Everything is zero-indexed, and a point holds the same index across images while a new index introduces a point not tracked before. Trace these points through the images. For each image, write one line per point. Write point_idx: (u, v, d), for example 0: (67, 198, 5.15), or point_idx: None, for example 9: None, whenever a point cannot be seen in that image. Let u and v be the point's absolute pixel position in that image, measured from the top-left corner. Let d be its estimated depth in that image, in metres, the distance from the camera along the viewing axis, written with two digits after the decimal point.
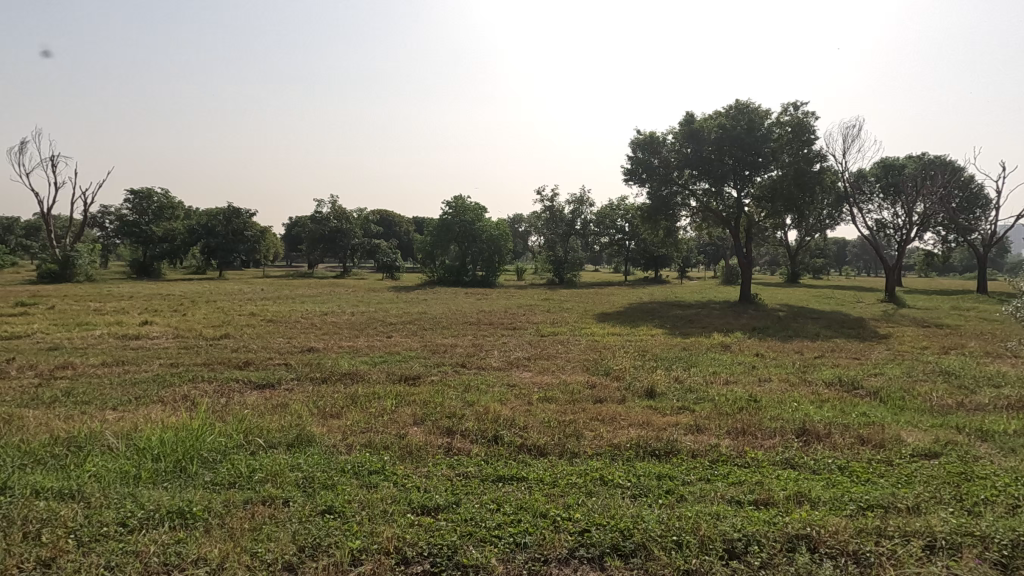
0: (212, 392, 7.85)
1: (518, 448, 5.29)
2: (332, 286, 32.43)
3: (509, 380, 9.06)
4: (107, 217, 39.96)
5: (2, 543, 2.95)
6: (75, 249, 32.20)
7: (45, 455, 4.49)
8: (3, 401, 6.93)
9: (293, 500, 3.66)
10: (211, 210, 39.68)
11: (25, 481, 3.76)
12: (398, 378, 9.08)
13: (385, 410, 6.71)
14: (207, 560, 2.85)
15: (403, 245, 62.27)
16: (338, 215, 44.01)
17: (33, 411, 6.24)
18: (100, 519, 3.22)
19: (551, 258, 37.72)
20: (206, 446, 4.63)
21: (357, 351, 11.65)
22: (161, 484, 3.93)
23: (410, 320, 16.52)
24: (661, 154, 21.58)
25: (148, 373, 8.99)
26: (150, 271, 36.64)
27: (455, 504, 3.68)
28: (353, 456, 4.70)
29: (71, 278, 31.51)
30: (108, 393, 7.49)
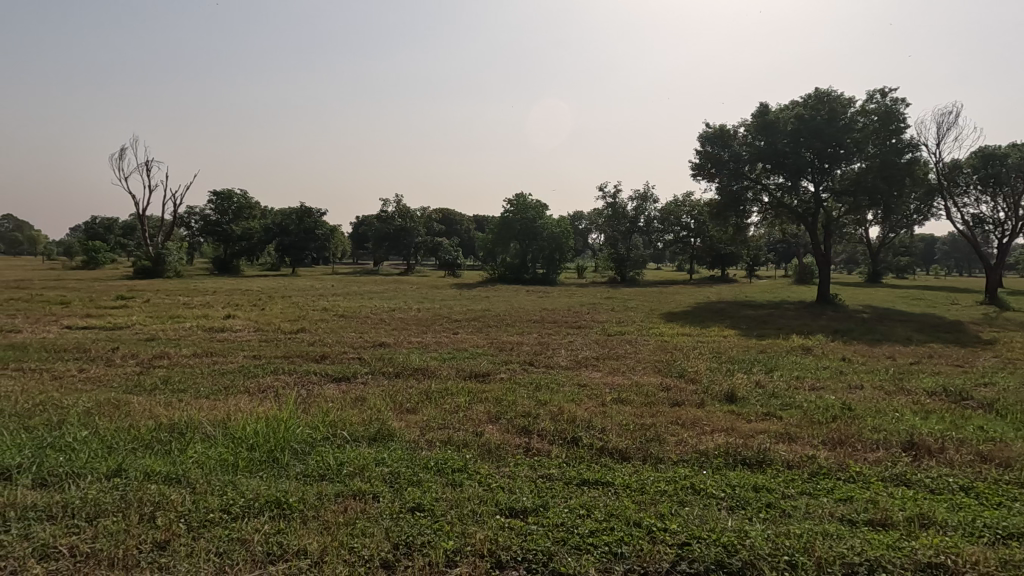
0: (293, 384, 8.17)
1: (599, 451, 5.12)
2: (397, 282, 33.27)
3: (578, 379, 8.90)
4: (193, 217, 42.92)
5: (122, 523, 3.11)
6: (166, 248, 34.74)
7: (151, 439, 4.77)
8: (110, 387, 7.50)
9: (381, 495, 3.68)
10: (286, 210, 41.80)
11: (136, 465, 3.98)
12: (467, 374, 9.11)
13: (459, 407, 6.72)
14: (307, 551, 2.88)
15: (464, 244, 63.21)
16: (403, 214, 45.22)
17: (137, 398, 6.70)
18: (206, 505, 3.35)
19: (613, 256, 37.05)
20: (296, 437, 4.76)
21: (425, 347, 11.81)
22: (257, 473, 4.06)
23: (474, 317, 16.63)
24: (731, 148, 20.72)
25: (234, 364, 9.49)
26: (230, 268, 38.98)
27: (543, 507, 3.58)
28: (434, 453, 4.70)
29: (161, 273, 34.02)
30: (200, 382, 7.96)
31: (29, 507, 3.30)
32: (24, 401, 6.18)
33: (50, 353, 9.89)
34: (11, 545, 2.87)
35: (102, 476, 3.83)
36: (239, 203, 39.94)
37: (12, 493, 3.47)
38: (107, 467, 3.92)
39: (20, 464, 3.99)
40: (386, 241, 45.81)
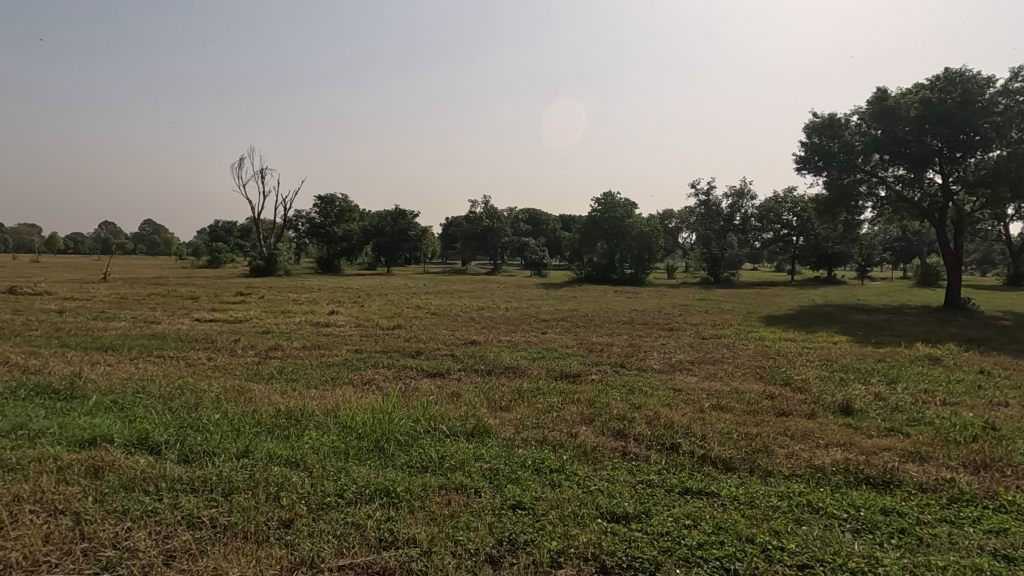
0: (392, 377, 8.58)
1: (701, 459, 4.89)
2: (485, 282, 33.89)
3: (673, 383, 8.57)
4: (300, 220, 46.45)
5: (252, 500, 3.40)
6: (277, 248, 37.83)
7: (272, 425, 5.18)
8: (234, 374, 8.28)
9: (483, 490, 3.74)
10: (382, 213, 44.09)
11: (261, 448, 4.34)
12: (558, 375, 9.07)
13: (552, 407, 6.69)
14: (416, 540, 2.98)
15: (550, 244, 63.26)
16: (490, 215, 46.00)
17: (258, 385, 7.34)
18: (323, 488, 3.58)
19: (706, 255, 35.39)
20: (399, 429, 4.96)
21: (516, 346, 11.91)
22: (365, 461, 4.28)
23: (562, 317, 16.54)
24: (842, 138, 19.11)
25: (339, 357, 10.13)
26: (331, 267, 41.70)
27: (645, 513, 3.47)
28: (531, 452, 4.71)
29: (273, 272, 37.11)
30: (309, 373, 8.57)
31: (177, 479, 3.68)
32: (167, 385, 6.95)
33: (185, 343, 11.09)
34: (163, 512, 3.22)
35: (233, 456, 4.21)
36: (340, 207, 42.53)
37: (163, 466, 3.90)
38: (236, 448, 4.31)
39: (167, 440, 4.47)
40: (474, 242, 46.86)
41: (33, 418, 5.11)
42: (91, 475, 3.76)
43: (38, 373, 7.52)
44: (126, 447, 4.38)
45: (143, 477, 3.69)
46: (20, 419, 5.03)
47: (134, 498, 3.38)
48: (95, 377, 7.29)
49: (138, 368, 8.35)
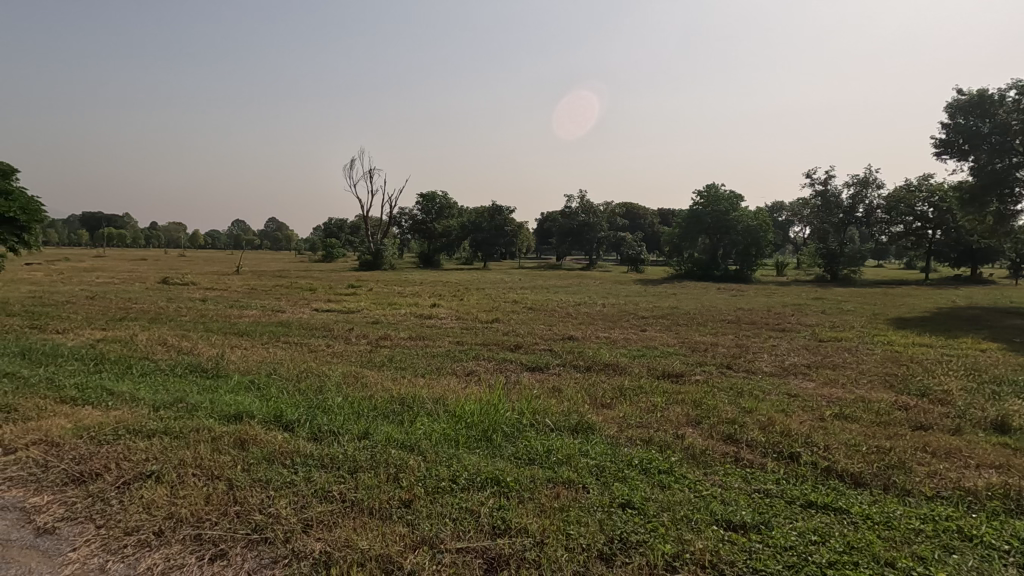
0: (493, 370, 8.78)
1: (825, 472, 4.52)
2: (580, 277, 33.59)
3: (786, 387, 8.00)
4: (404, 217, 48.92)
5: (375, 479, 3.64)
6: (383, 244, 40.08)
7: (387, 410, 5.51)
8: (350, 361, 8.91)
9: (591, 487, 3.72)
10: (479, 209, 45.21)
11: (380, 431, 4.63)
12: (659, 374, 8.81)
13: (656, 407, 6.50)
14: (529, 531, 3.04)
15: (648, 238, 61.39)
16: (586, 209, 45.07)
17: (371, 372, 7.83)
18: (438, 474, 3.75)
19: (822, 251, 32.57)
20: (505, 421, 5.07)
21: (614, 343, 11.70)
22: (475, 449, 4.43)
23: (662, 315, 15.99)
24: (995, 117, 16.81)
25: (442, 349, 10.55)
26: (431, 262, 43.49)
27: (766, 524, 3.28)
28: (638, 451, 4.61)
29: (379, 266, 39.39)
30: (416, 362, 9.01)
31: (309, 455, 4.02)
32: (293, 368, 7.63)
33: (306, 330, 12.10)
34: (300, 485, 3.54)
35: (356, 437, 4.53)
36: (441, 204, 43.80)
37: (296, 442, 4.28)
38: (357, 430, 4.63)
39: (298, 419, 4.90)
40: (569, 237, 46.61)
41: (190, 393, 5.83)
42: (238, 446, 4.21)
43: (190, 353, 8.57)
44: (266, 423, 4.86)
45: (280, 451, 4.07)
46: (180, 394, 5.76)
47: (275, 470, 3.76)
48: (235, 358, 8.17)
49: (268, 352, 9.25)
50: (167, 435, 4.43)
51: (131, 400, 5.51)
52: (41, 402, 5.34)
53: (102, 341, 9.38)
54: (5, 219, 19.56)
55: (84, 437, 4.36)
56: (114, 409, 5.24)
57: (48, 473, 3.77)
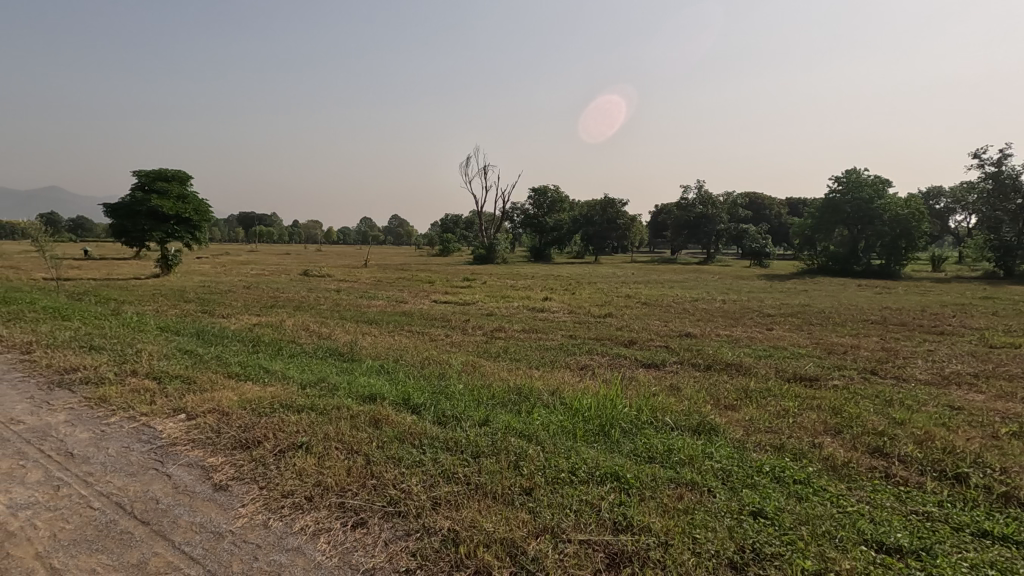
0: (607, 364, 8.67)
1: (1002, 499, 3.89)
2: (698, 271, 31.94)
3: (948, 399, 6.96)
4: (517, 212, 50.04)
5: (497, 465, 3.75)
6: (496, 239, 41.13)
7: (505, 399, 5.65)
8: (468, 351, 9.28)
9: (717, 491, 3.53)
10: (592, 203, 44.82)
11: (499, 419, 4.75)
12: (790, 377, 8.11)
13: (786, 412, 6.01)
14: (653, 530, 2.96)
15: (774, 230, 56.79)
16: (705, 200, 43.22)
17: (487, 362, 8.10)
18: (556, 464, 3.77)
19: (993, 243, 28.05)
20: (622, 417, 4.98)
21: (737, 341, 10.99)
22: (592, 444, 4.39)
23: (792, 313, 14.74)
24: None
25: (555, 342, 10.60)
26: (543, 256, 43.86)
27: (927, 550, 2.90)
28: (768, 457, 4.30)
29: (493, 260, 40.49)
30: (530, 354, 9.17)
31: (434, 438, 4.26)
32: (416, 355, 8.10)
33: (426, 320, 12.79)
34: (428, 465, 3.75)
35: (477, 423, 4.70)
36: (552, 198, 45.09)
37: (423, 425, 4.54)
38: (478, 416, 4.80)
39: (424, 403, 5.19)
40: (685, 229, 44.52)
41: (330, 374, 6.44)
42: (373, 425, 4.57)
43: (328, 338, 9.43)
44: (395, 405, 5.22)
45: (410, 432, 4.35)
46: (323, 375, 6.37)
47: (406, 449, 4.02)
48: (366, 345, 8.85)
49: (394, 339, 9.91)
50: (313, 410, 4.93)
51: (283, 378, 6.20)
52: (214, 376, 6.19)
53: (258, 326, 10.65)
54: (182, 219, 22.86)
55: (247, 408, 4.98)
56: (270, 385, 5.93)
57: (221, 437, 4.36)
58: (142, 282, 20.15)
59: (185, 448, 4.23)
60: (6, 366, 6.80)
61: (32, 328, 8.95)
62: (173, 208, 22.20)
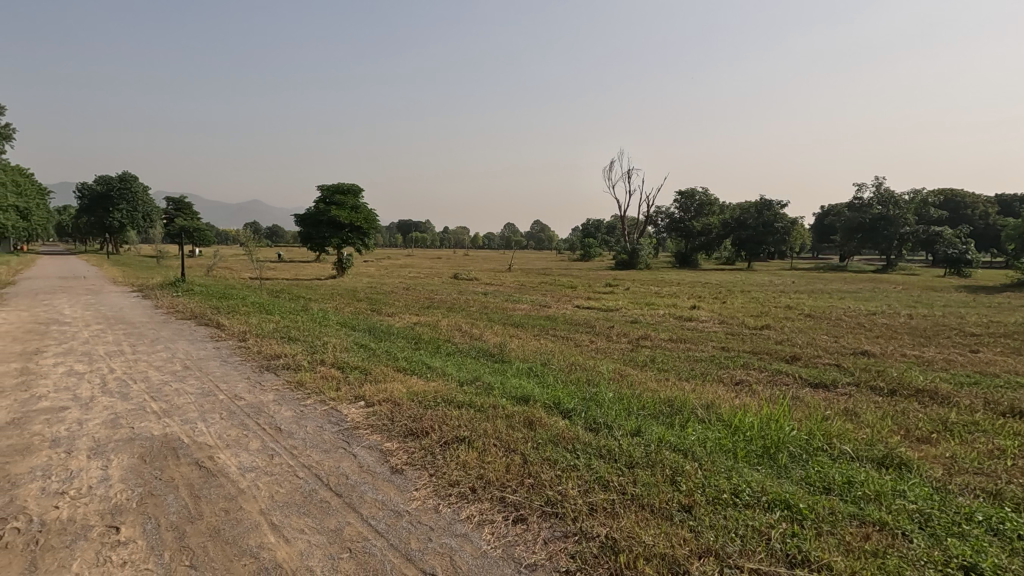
0: (766, 381, 8.00)
1: None
2: (876, 281, 27.95)
3: None
4: (661, 216, 48.39)
5: (653, 478, 3.67)
6: (640, 244, 40.06)
7: (656, 410, 5.50)
8: (613, 358, 9.22)
9: (913, 535, 3.09)
10: (745, 205, 41.61)
11: (651, 431, 4.65)
12: (1006, 411, 6.75)
13: (1003, 453, 5.01)
14: (835, 570, 2.69)
15: (978, 234, 47.72)
16: (885, 200, 37.88)
17: (634, 371, 7.95)
18: (716, 484, 3.58)
19: None
20: (790, 440, 4.57)
21: (929, 364, 9.45)
22: (756, 466, 4.10)
23: (1005, 333, 12.26)
24: None
25: (706, 353, 10.05)
26: (690, 261, 41.66)
27: None
28: (977, 503, 3.66)
29: (635, 265, 39.50)
30: (680, 365, 8.80)
31: (587, 444, 4.30)
32: (564, 361, 8.22)
33: (570, 326, 12.94)
34: (581, 470, 3.80)
35: (628, 433, 4.64)
36: (700, 200, 42.83)
37: (575, 430, 4.61)
38: (630, 426, 4.74)
39: (574, 409, 5.26)
40: (858, 233, 39.35)
41: (484, 374, 6.82)
42: (528, 426, 4.75)
43: (480, 339, 9.98)
44: (546, 408, 5.36)
45: (562, 436, 4.45)
46: (477, 374, 6.75)
47: (560, 452, 4.12)
48: (515, 347, 9.20)
49: (541, 343, 10.16)
50: (472, 407, 5.27)
51: (443, 375, 6.71)
52: (386, 369, 6.90)
53: (419, 325, 11.63)
54: (355, 228, 25.74)
55: (415, 401, 5.48)
56: (433, 380, 6.46)
57: (395, 425, 4.86)
58: (322, 282, 23.03)
59: (366, 432, 4.77)
60: (230, 351, 8.27)
61: (246, 320, 10.76)
62: (348, 218, 25.06)
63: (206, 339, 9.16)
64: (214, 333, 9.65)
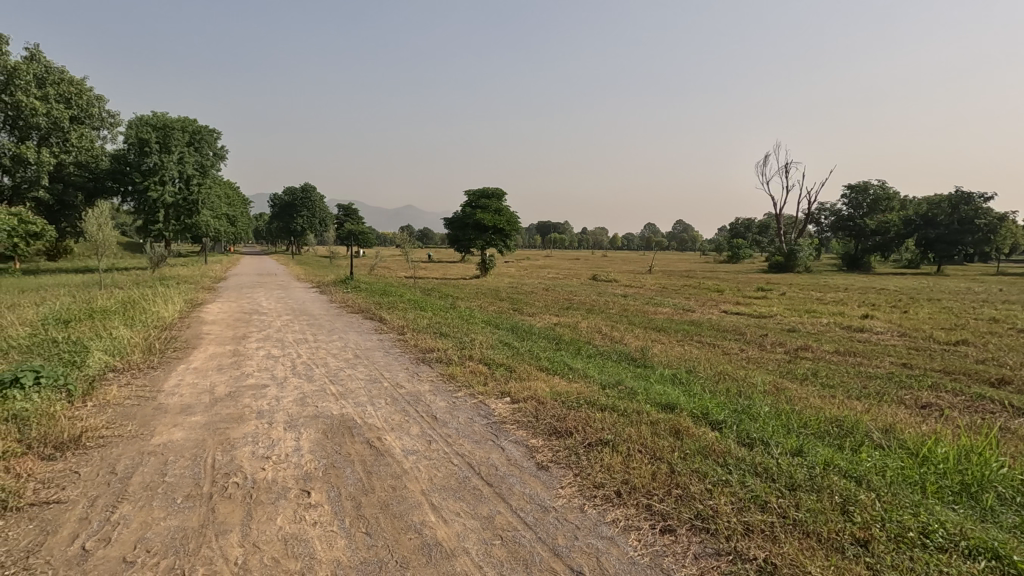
0: (962, 407, 6.79)
1: None
2: None
3: None
4: (826, 213, 43.65)
5: (819, 504, 3.34)
6: (799, 244, 36.38)
7: (822, 430, 4.99)
8: (768, 369, 8.51)
9: None
10: (934, 200, 35.86)
11: (815, 452, 4.24)
12: None
13: None
14: None
15: None
16: None
17: (792, 385, 7.25)
18: (900, 520, 3.15)
19: None
20: (999, 479, 3.85)
21: None
22: (952, 505, 3.53)
23: None
24: None
25: (883, 370, 8.82)
26: (860, 264, 36.80)
27: None
28: None
29: (792, 268, 35.96)
30: (850, 381, 7.83)
31: (741, 460, 4.05)
32: (712, 369, 7.79)
33: (718, 332, 12.19)
34: (735, 486, 3.59)
35: (788, 451, 4.28)
36: (875, 196, 38.42)
37: (727, 443, 4.36)
38: (791, 445, 4.36)
39: (725, 421, 4.98)
40: None
41: (627, 378, 6.72)
42: (674, 435, 4.60)
43: (621, 343, 9.82)
44: (694, 418, 5.14)
45: (712, 448, 4.24)
46: (619, 378, 6.67)
47: (710, 465, 3.93)
48: (659, 353, 8.91)
49: (685, 349, 9.73)
50: (615, 411, 5.24)
51: (585, 377, 6.74)
52: (530, 368, 7.12)
53: (560, 326, 11.79)
54: (498, 230, 26.77)
55: (558, 400, 5.59)
56: (575, 381, 6.53)
57: (540, 423, 5.01)
58: (468, 282, 24.39)
59: (512, 427, 4.99)
60: (391, 343, 9.16)
61: (403, 315, 11.80)
62: (493, 220, 26.17)
63: (371, 332, 10.23)
64: (378, 327, 10.73)
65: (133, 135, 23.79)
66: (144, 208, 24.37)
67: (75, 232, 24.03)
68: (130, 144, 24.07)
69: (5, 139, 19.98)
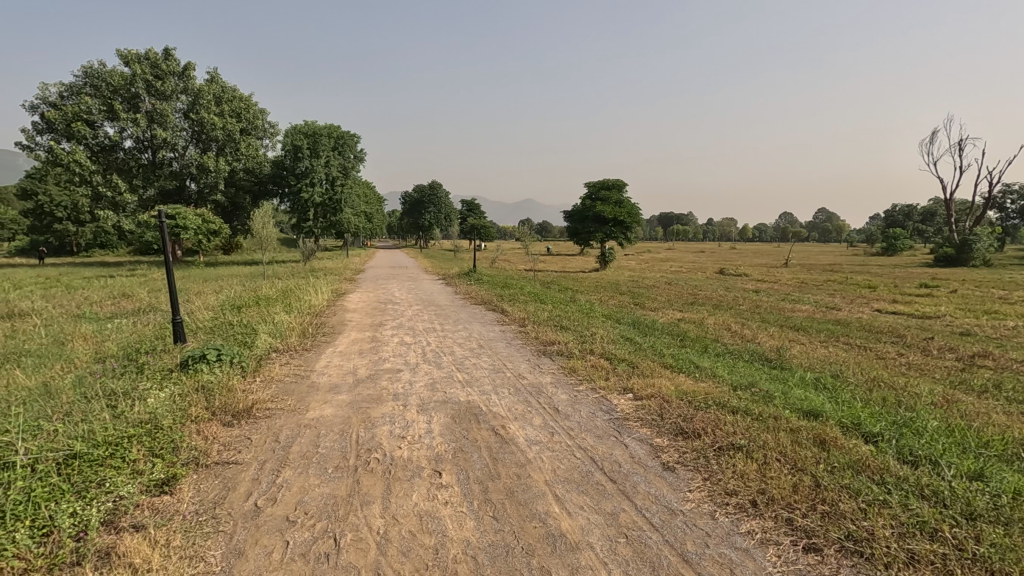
0: None
1: None
2: None
3: None
4: (1014, 198, 36.92)
5: (1006, 538, 2.85)
6: (976, 233, 31.03)
7: (1009, 452, 4.23)
8: (933, 378, 7.41)
9: None
10: None
11: (1002, 478, 3.60)
12: None
13: None
14: None
15: None
16: None
17: (966, 397, 6.24)
18: None
19: None
20: None
21: None
22: None
23: None
24: None
25: None
26: None
27: None
28: None
29: (966, 262, 30.89)
30: None
31: (901, 478, 3.58)
32: (862, 374, 6.97)
33: (868, 333, 10.89)
34: (895, 508, 3.19)
35: (964, 474, 3.70)
36: None
37: (885, 459, 3.88)
38: (967, 467, 3.77)
39: (881, 434, 4.43)
40: None
41: (761, 380, 6.25)
42: (818, 445, 4.19)
43: (754, 342, 9.15)
44: (842, 428, 4.64)
45: (866, 464, 3.80)
46: (752, 379, 6.22)
47: (863, 482, 3.52)
48: (798, 354, 8.18)
49: (828, 351, 8.82)
50: (748, 414, 4.90)
51: (714, 376, 6.38)
52: (653, 365, 6.90)
53: (684, 322, 11.29)
54: (618, 222, 26.24)
55: (684, 400, 5.35)
56: (702, 380, 6.21)
57: (665, 422, 4.84)
58: (587, 275, 24.22)
59: (636, 424, 4.88)
60: (513, 334, 9.39)
61: (524, 308, 12.04)
62: (614, 212, 25.72)
63: (494, 323, 10.57)
64: (500, 318, 11.07)
65: (289, 142, 26.73)
66: (298, 208, 27.25)
67: (244, 230, 27.66)
68: (286, 150, 27.13)
69: (193, 151, 23.61)
